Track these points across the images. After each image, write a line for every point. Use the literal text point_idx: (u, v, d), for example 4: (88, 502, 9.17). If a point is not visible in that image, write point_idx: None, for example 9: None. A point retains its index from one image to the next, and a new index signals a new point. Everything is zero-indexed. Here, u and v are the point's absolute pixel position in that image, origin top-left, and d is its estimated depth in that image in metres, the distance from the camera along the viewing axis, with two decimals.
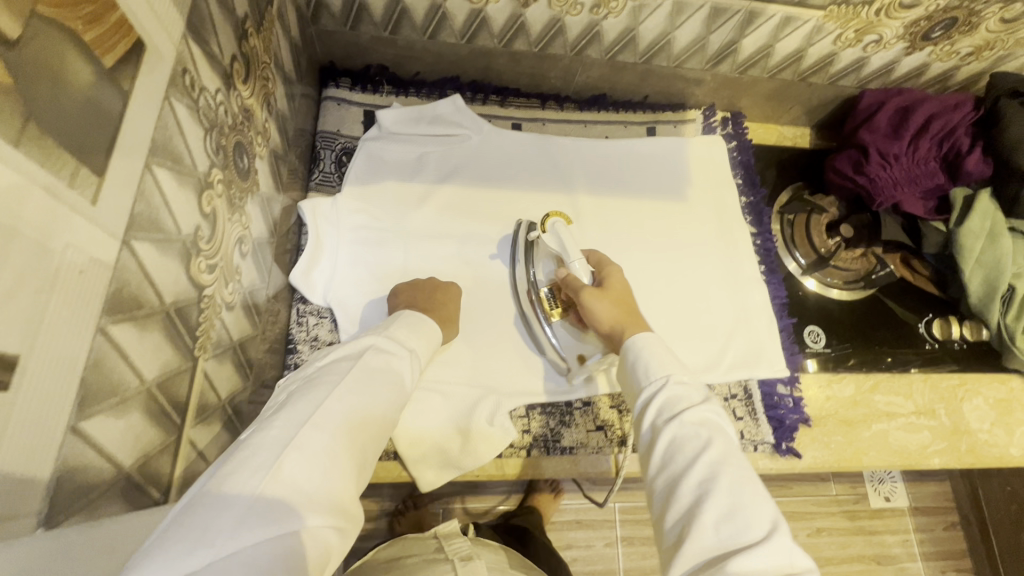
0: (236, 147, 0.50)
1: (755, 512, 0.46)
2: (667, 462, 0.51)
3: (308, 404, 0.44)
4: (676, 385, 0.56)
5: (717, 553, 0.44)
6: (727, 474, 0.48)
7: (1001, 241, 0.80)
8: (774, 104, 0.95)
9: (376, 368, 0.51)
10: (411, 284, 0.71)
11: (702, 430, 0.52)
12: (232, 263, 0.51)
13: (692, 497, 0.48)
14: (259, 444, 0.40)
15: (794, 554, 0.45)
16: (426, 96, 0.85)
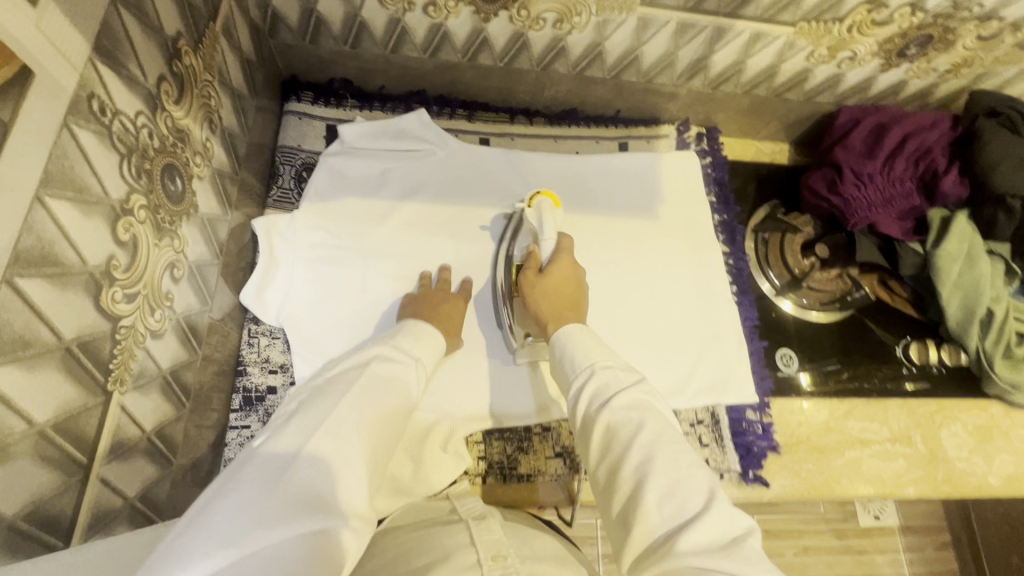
0: (166, 169, 0.48)
1: (691, 485, 0.45)
2: (605, 452, 0.49)
3: (317, 413, 0.46)
4: (602, 372, 0.55)
5: (661, 534, 0.43)
6: (659, 453, 0.47)
7: (979, 263, 0.77)
8: (750, 120, 0.92)
9: (382, 377, 0.53)
10: (415, 297, 0.71)
11: (634, 412, 0.50)
12: (161, 289, 0.49)
13: (632, 482, 0.46)
14: (273, 452, 0.42)
15: (736, 518, 0.44)
16: (391, 110, 0.84)
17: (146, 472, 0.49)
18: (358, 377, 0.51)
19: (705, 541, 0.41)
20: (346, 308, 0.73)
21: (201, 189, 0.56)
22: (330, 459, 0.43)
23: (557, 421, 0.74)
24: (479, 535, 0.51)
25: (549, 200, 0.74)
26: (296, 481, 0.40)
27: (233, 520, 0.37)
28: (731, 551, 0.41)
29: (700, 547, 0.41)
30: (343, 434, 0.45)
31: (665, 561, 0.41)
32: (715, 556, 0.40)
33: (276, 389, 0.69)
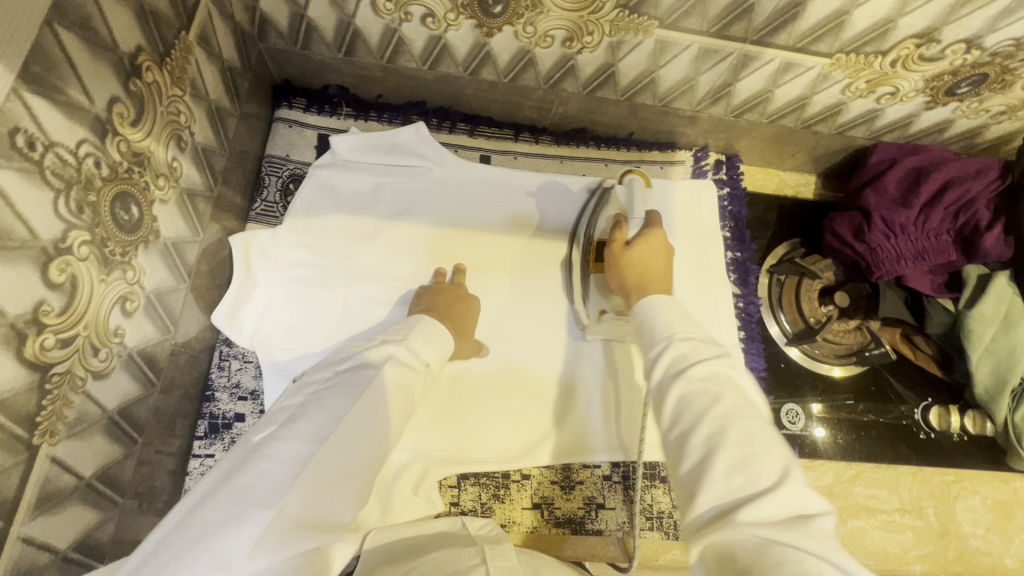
0: (117, 199, 0.44)
1: (766, 459, 0.40)
2: (675, 419, 0.44)
3: (323, 420, 0.44)
4: (680, 344, 0.49)
5: (728, 503, 0.38)
6: (736, 426, 0.41)
7: (1018, 328, 0.69)
8: (775, 150, 0.85)
9: (392, 385, 0.50)
10: (431, 288, 0.69)
11: (711, 385, 0.45)
12: (109, 325, 0.46)
13: (701, 452, 0.41)
14: (276, 458, 0.40)
15: (811, 499, 0.38)
16: (388, 121, 0.79)
17: (83, 520, 0.46)
18: (370, 384, 0.48)
19: (772, 516, 0.36)
20: (326, 333, 0.70)
21: (164, 213, 0.52)
22: (327, 473, 0.41)
23: (536, 469, 0.69)
24: (493, 559, 0.50)
25: (642, 178, 0.69)
26: (297, 498, 0.39)
27: (231, 535, 0.36)
28: (800, 528, 0.36)
29: (766, 523, 0.36)
30: (348, 449, 0.43)
31: (725, 527, 0.36)
32: (780, 530, 0.35)
33: (245, 417, 0.66)
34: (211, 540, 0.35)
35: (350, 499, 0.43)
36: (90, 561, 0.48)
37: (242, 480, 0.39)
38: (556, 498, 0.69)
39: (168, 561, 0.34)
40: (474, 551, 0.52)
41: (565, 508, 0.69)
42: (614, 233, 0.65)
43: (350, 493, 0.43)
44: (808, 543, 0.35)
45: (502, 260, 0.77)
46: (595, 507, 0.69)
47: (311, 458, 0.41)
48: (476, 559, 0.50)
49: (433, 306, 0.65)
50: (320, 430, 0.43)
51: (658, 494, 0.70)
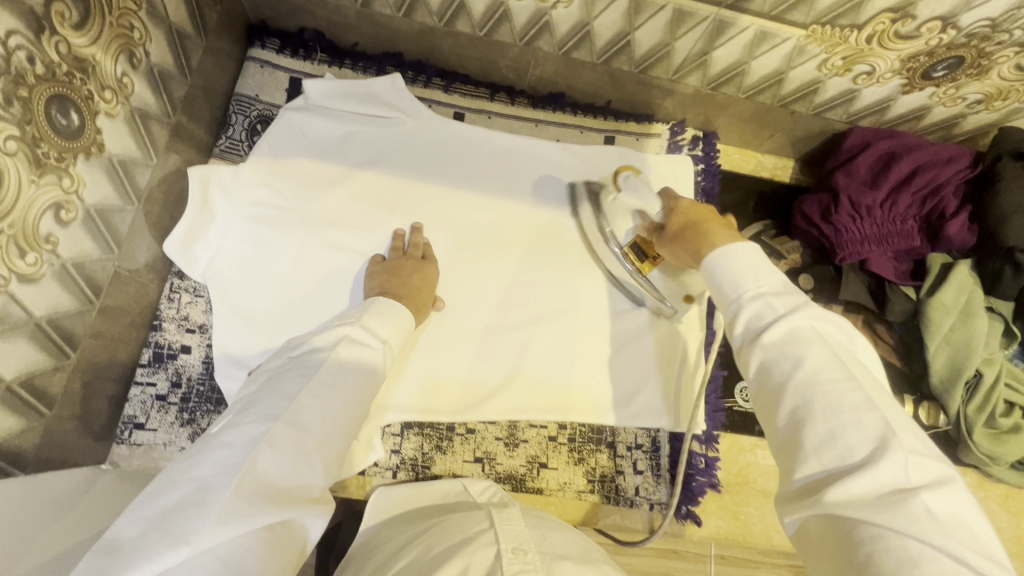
0: (52, 101, 0.44)
1: (858, 428, 0.38)
2: (761, 388, 0.43)
3: (277, 401, 0.43)
4: (759, 300, 0.45)
5: (818, 478, 0.38)
6: (821, 396, 0.39)
7: (975, 319, 0.70)
8: (752, 130, 0.84)
9: (349, 361, 0.49)
10: (386, 265, 0.68)
11: (797, 348, 0.42)
12: (40, 232, 0.45)
13: (791, 424, 0.40)
14: (231, 443, 0.40)
15: (915, 466, 0.36)
16: (363, 70, 0.78)
17: (1, 424, 0.45)
18: (324, 361, 0.47)
19: (866, 492, 0.36)
20: (279, 275, 0.68)
21: (111, 127, 0.51)
22: (288, 449, 0.41)
23: (482, 424, 0.69)
24: (501, 525, 0.48)
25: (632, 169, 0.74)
26: (255, 475, 0.38)
27: (190, 517, 0.35)
28: (898, 506, 0.35)
29: (861, 497, 0.36)
30: (305, 425, 0.43)
31: (818, 506, 0.37)
32: (872, 508, 0.35)
33: (190, 349, 0.65)
34: (172, 522, 0.35)
35: (316, 472, 0.42)
36: (7, 467, 0.48)
37: (199, 467, 0.38)
38: (498, 453, 0.68)
39: (128, 547, 0.34)
40: (482, 515, 0.52)
41: (506, 464, 0.69)
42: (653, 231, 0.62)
43: (315, 467, 0.42)
44: (906, 521, 0.34)
45: (468, 217, 0.76)
46: (537, 467, 0.69)
47: (267, 436, 0.40)
48: (485, 522, 0.50)
49: (386, 287, 0.64)
50: (273, 409, 0.42)
51: (601, 457, 0.70)
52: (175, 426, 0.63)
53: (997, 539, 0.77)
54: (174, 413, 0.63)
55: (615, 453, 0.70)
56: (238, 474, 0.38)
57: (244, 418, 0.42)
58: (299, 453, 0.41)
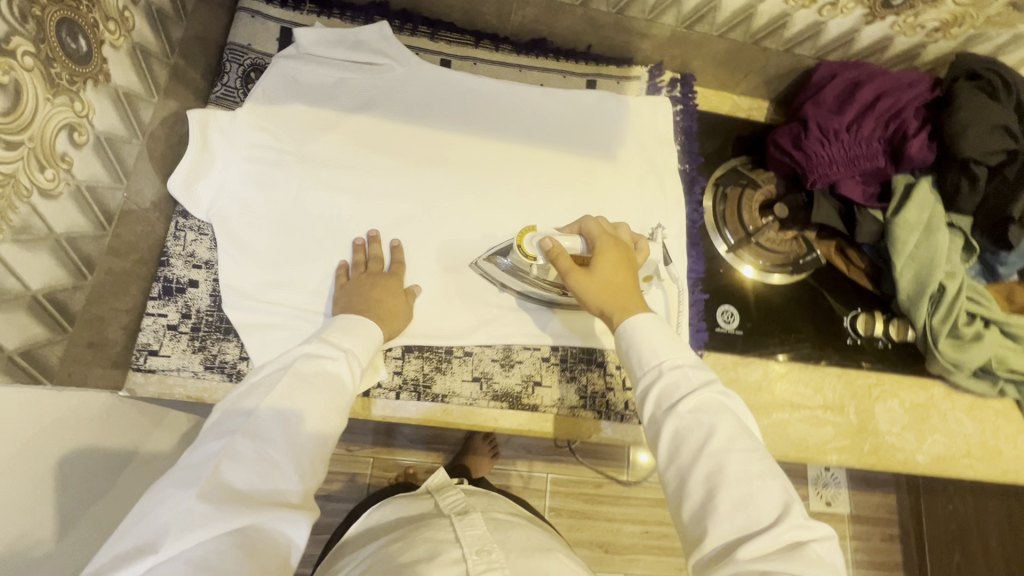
0: (62, 23, 0.47)
1: (764, 495, 0.46)
2: (672, 456, 0.49)
3: (238, 418, 0.49)
4: (670, 373, 0.53)
5: (729, 541, 0.44)
6: (731, 460, 0.47)
7: (938, 235, 0.74)
8: (727, 71, 0.88)
9: (307, 374, 0.54)
10: (347, 286, 0.68)
11: (705, 415, 0.49)
12: (57, 150, 0.48)
13: (703, 491, 0.47)
14: (198, 461, 0.46)
15: (809, 528, 0.44)
16: (351, 20, 0.80)
17: (31, 330, 0.49)
18: (282, 377, 0.52)
19: (771, 547, 0.43)
20: (280, 213, 0.71)
21: (115, 58, 0.54)
22: (249, 461, 0.46)
23: (479, 347, 0.73)
24: (465, 530, 0.62)
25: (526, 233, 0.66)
26: (219, 487, 0.44)
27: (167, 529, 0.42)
28: (797, 556, 0.42)
29: (764, 555, 0.42)
30: (267, 438, 0.48)
31: (730, 566, 0.42)
32: (776, 562, 0.41)
33: (199, 283, 0.68)
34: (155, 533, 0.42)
35: (288, 478, 0.47)
36: (37, 374, 0.51)
37: (172, 485, 0.44)
38: (495, 373, 0.72)
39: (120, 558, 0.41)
40: (445, 525, 0.65)
41: (502, 384, 0.72)
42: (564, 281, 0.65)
43: (282, 474, 0.47)
44: (803, 570, 0.41)
45: (459, 158, 0.79)
46: (532, 385, 0.73)
47: (227, 451, 0.46)
48: (448, 531, 0.62)
49: (350, 306, 0.66)
50: (232, 427, 0.48)
51: (593, 376, 0.74)
52: (188, 353, 0.65)
53: (963, 445, 0.81)
54: (186, 341, 0.66)
55: (605, 372, 0.75)
56: (205, 484, 0.44)
57: (209, 437, 0.48)
58: (262, 462, 0.47)
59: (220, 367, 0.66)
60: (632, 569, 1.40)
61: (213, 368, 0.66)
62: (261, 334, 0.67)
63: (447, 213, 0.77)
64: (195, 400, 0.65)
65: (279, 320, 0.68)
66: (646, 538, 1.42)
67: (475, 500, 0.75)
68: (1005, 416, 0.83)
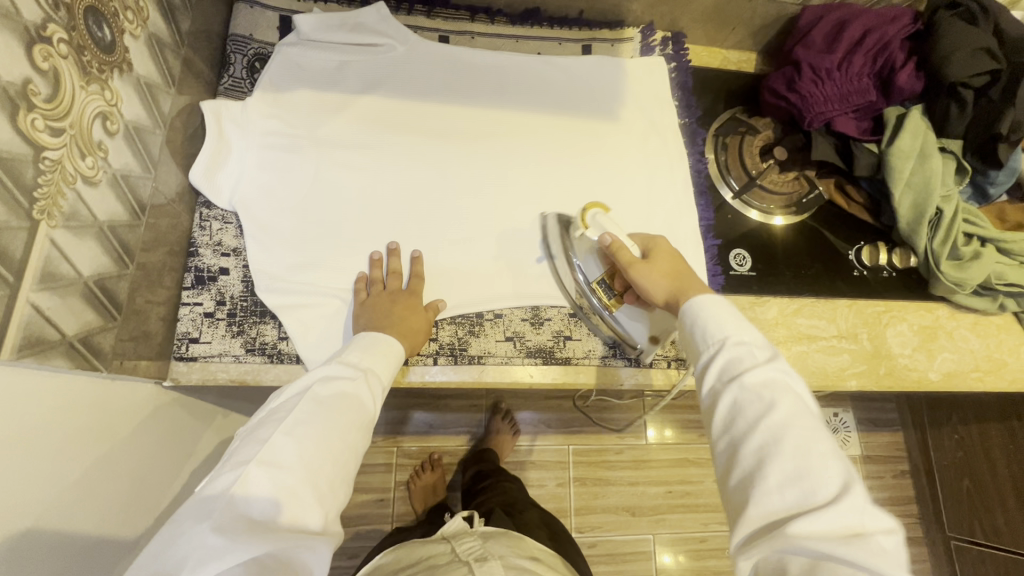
0: (89, 12, 0.48)
1: (824, 474, 0.44)
2: (728, 426, 0.50)
3: (253, 447, 0.48)
4: (736, 348, 0.54)
5: (780, 516, 0.43)
6: (790, 433, 0.47)
7: (932, 160, 0.78)
8: (715, 25, 0.90)
9: (324, 397, 0.54)
10: (368, 302, 0.69)
11: (764, 391, 0.50)
12: (93, 137, 0.49)
13: (756, 460, 0.47)
14: (212, 494, 0.45)
15: (871, 518, 0.42)
16: (348, 4, 0.81)
17: (83, 316, 0.50)
18: (299, 401, 0.53)
19: (829, 528, 0.41)
20: (300, 196, 0.73)
21: (135, 48, 0.55)
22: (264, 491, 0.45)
23: (508, 308, 0.75)
24: None
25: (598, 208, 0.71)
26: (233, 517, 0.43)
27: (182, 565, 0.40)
28: (859, 544, 0.40)
29: (822, 536, 0.41)
30: (282, 465, 0.48)
31: (777, 540, 0.41)
32: (835, 545, 0.40)
33: (229, 270, 0.69)
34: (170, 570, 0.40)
35: (308, 506, 0.47)
36: (93, 362, 0.53)
37: (184, 521, 0.43)
38: (527, 331, 0.75)
39: None
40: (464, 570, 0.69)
41: (534, 340, 0.75)
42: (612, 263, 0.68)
43: (298, 501, 0.47)
44: (860, 558, 0.39)
45: (467, 131, 0.81)
46: (563, 339, 0.75)
47: (242, 482, 0.46)
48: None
49: (374, 320, 0.67)
50: (247, 456, 0.48)
51: None
52: (227, 338, 0.67)
53: (971, 360, 0.85)
54: (225, 326, 0.67)
55: None
56: (220, 517, 0.43)
57: (222, 468, 0.48)
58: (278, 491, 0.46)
59: (260, 348, 0.67)
60: (660, 530, 1.42)
61: (254, 350, 0.67)
62: (297, 313, 0.68)
63: (462, 185, 0.78)
64: (239, 383, 0.66)
65: (313, 299, 0.70)
66: (670, 498, 1.45)
67: (489, 543, 0.80)
68: (1006, 329, 0.87)
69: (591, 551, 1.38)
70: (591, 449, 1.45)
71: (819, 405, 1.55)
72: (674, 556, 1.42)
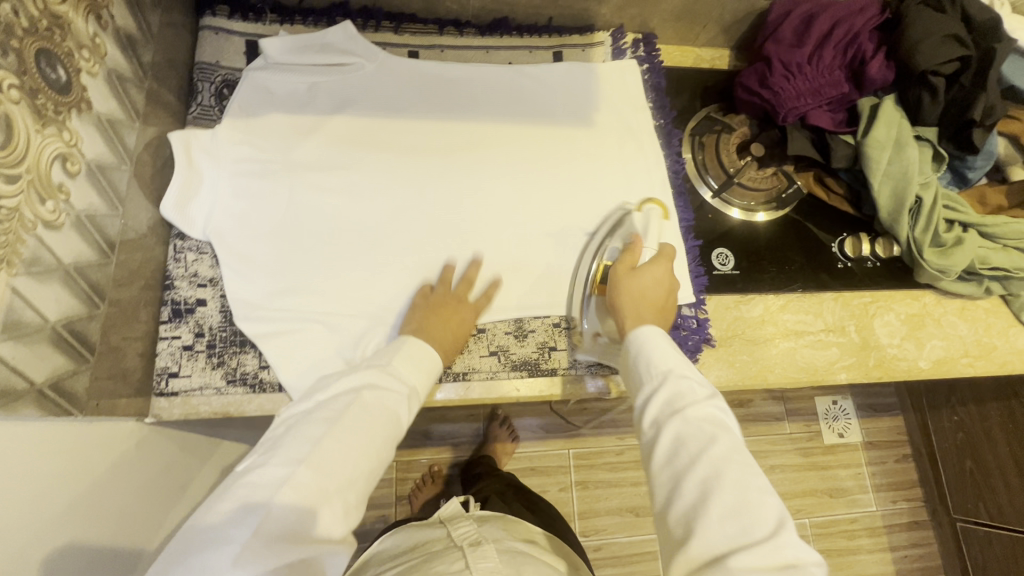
0: (40, 54, 0.48)
1: (761, 507, 0.47)
2: (669, 460, 0.52)
3: (301, 446, 0.52)
4: (676, 380, 0.56)
5: (722, 548, 0.45)
6: (729, 468, 0.49)
7: (907, 149, 0.77)
8: (685, 25, 0.90)
9: (370, 405, 0.57)
10: (422, 304, 0.71)
11: (705, 426, 0.52)
12: (53, 181, 0.49)
13: (696, 494, 0.49)
14: (261, 482, 0.50)
15: (803, 550, 0.45)
16: (314, 25, 0.81)
17: (54, 362, 0.50)
18: (348, 407, 0.56)
19: (765, 562, 0.44)
20: (276, 222, 0.72)
21: (93, 86, 0.55)
22: (304, 496, 0.49)
23: (491, 322, 0.75)
24: (476, 560, 0.65)
25: (660, 211, 0.78)
26: (272, 517, 0.48)
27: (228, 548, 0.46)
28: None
29: (757, 569, 0.43)
30: (323, 472, 0.51)
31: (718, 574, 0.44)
32: None
33: (207, 301, 0.68)
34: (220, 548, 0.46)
35: (333, 516, 0.51)
36: (67, 407, 0.52)
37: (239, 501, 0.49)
38: (511, 345, 0.74)
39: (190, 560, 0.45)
40: (457, 555, 0.67)
41: (519, 353, 0.74)
42: (626, 255, 0.71)
43: (330, 509, 0.51)
44: None
45: (442, 144, 0.80)
46: (548, 351, 0.75)
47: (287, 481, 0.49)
48: (460, 564, 0.65)
49: (423, 326, 0.68)
50: (296, 453, 0.51)
51: None
52: (208, 370, 0.66)
53: (961, 346, 0.84)
54: (204, 358, 0.66)
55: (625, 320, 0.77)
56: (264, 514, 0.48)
57: (272, 459, 0.51)
58: (314, 499, 0.50)
59: (241, 379, 0.67)
60: None
61: (236, 382, 0.66)
62: (277, 341, 0.68)
63: (439, 200, 0.78)
64: (222, 415, 0.66)
65: (293, 326, 0.69)
66: None
67: (484, 528, 0.78)
68: (995, 314, 0.87)
69: (597, 555, 1.38)
70: (591, 452, 1.45)
71: (818, 394, 1.55)
72: None
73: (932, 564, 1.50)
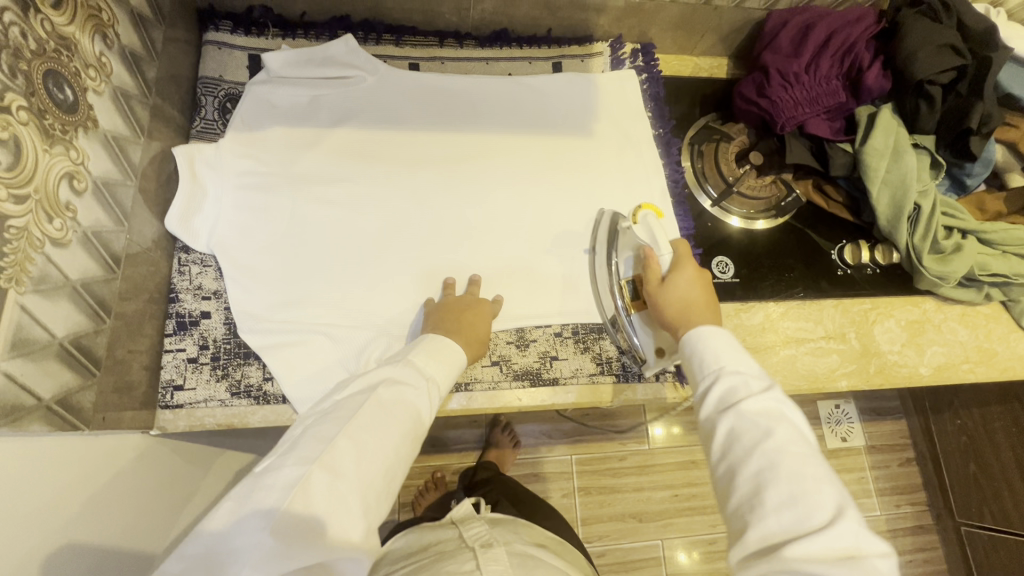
0: (48, 74, 0.49)
1: (820, 496, 0.46)
2: (726, 451, 0.52)
3: (316, 446, 0.52)
4: (729, 376, 0.57)
5: (778, 537, 0.45)
6: (784, 458, 0.48)
7: (906, 156, 0.78)
8: (683, 35, 0.91)
9: (387, 402, 0.58)
10: (439, 305, 0.72)
11: (762, 418, 0.52)
12: (60, 199, 0.49)
13: (752, 485, 0.49)
14: (275, 485, 0.49)
15: (867, 541, 0.44)
16: (316, 38, 0.81)
17: (62, 377, 0.51)
18: (363, 405, 0.56)
19: (826, 552, 0.43)
20: (280, 233, 0.73)
21: (100, 104, 0.56)
22: (321, 494, 0.49)
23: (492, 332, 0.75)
24: (487, 564, 0.66)
25: (654, 213, 0.79)
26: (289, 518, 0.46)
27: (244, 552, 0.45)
28: (853, 566, 0.42)
29: (818, 558, 0.43)
30: (340, 470, 0.50)
31: (775, 562, 0.43)
32: (832, 567, 0.42)
33: (211, 314, 0.69)
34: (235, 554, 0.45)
35: (352, 513, 0.49)
36: (74, 421, 0.53)
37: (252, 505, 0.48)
38: (512, 354, 0.75)
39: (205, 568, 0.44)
40: (469, 556, 0.68)
41: (520, 362, 0.75)
42: (648, 268, 0.72)
43: (350, 507, 0.49)
44: None
45: (443, 155, 0.81)
46: (549, 360, 0.75)
47: (304, 480, 0.49)
48: (471, 564, 0.66)
49: (443, 326, 0.69)
50: (312, 452, 0.51)
51: (605, 343, 0.77)
52: (212, 382, 0.67)
53: (961, 352, 0.85)
54: (209, 371, 0.67)
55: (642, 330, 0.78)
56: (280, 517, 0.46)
57: (287, 460, 0.51)
58: (333, 497, 0.49)
59: (246, 391, 0.67)
60: (668, 534, 1.41)
61: (240, 394, 0.67)
62: (280, 354, 0.68)
63: (441, 211, 0.79)
64: (227, 427, 0.66)
65: (296, 337, 0.69)
66: (676, 501, 1.44)
67: (496, 529, 0.79)
68: (994, 319, 0.87)
69: (601, 561, 1.38)
70: (594, 457, 1.45)
71: (820, 398, 1.55)
72: (690, 556, 1.42)
73: (937, 567, 1.49)
